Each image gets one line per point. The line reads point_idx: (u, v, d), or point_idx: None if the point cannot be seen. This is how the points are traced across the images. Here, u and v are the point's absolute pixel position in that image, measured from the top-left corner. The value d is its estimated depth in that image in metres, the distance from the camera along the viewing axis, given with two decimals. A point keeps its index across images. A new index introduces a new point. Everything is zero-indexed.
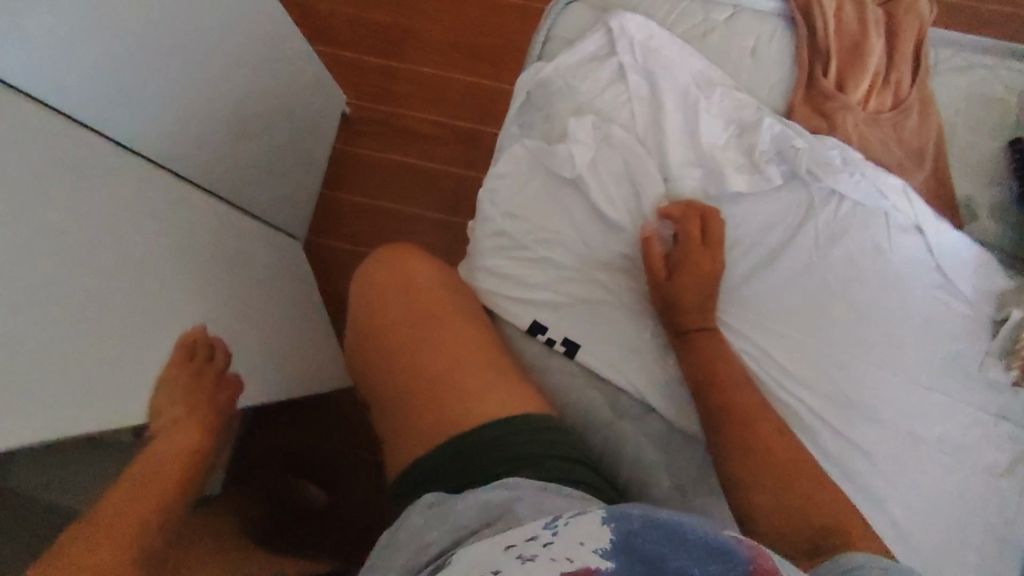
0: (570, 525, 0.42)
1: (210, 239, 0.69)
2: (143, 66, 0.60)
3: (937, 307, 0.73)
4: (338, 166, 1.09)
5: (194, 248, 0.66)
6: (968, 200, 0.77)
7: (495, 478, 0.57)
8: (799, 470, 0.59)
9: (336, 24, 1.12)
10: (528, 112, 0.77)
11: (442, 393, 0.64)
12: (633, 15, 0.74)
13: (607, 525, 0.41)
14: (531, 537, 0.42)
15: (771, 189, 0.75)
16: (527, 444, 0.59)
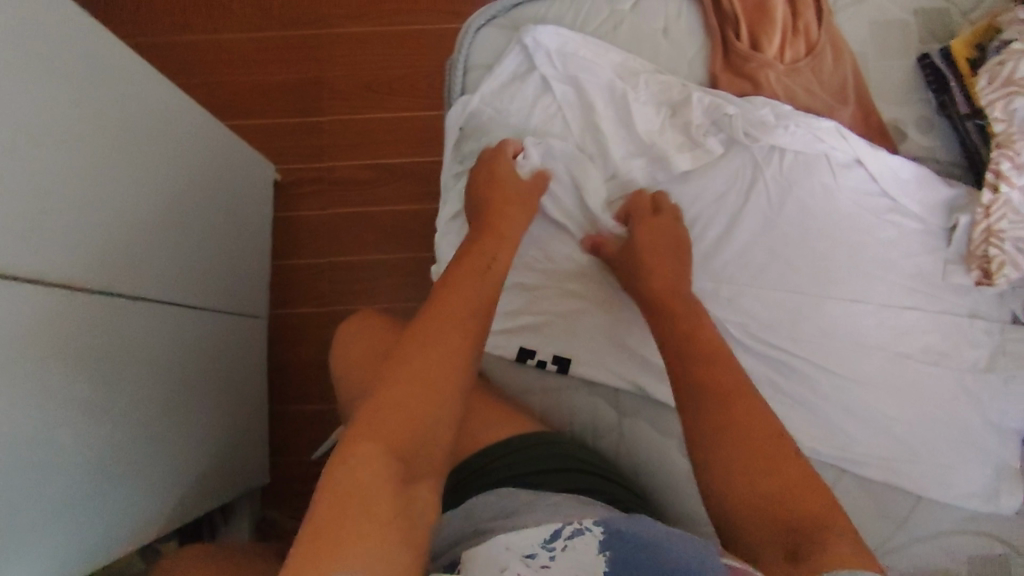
0: (567, 548, 0.45)
1: (155, 345, 0.73)
2: (97, 200, 0.64)
3: (892, 231, 0.76)
4: (290, 233, 1.22)
5: (138, 357, 0.69)
6: (895, 122, 0.79)
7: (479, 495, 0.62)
8: (780, 458, 0.51)
9: (248, 100, 1.24)
10: (465, 146, 0.77)
11: None
12: (543, 27, 0.76)
13: (602, 553, 0.45)
14: (531, 554, 0.45)
15: (714, 160, 0.75)
16: (509, 465, 0.64)
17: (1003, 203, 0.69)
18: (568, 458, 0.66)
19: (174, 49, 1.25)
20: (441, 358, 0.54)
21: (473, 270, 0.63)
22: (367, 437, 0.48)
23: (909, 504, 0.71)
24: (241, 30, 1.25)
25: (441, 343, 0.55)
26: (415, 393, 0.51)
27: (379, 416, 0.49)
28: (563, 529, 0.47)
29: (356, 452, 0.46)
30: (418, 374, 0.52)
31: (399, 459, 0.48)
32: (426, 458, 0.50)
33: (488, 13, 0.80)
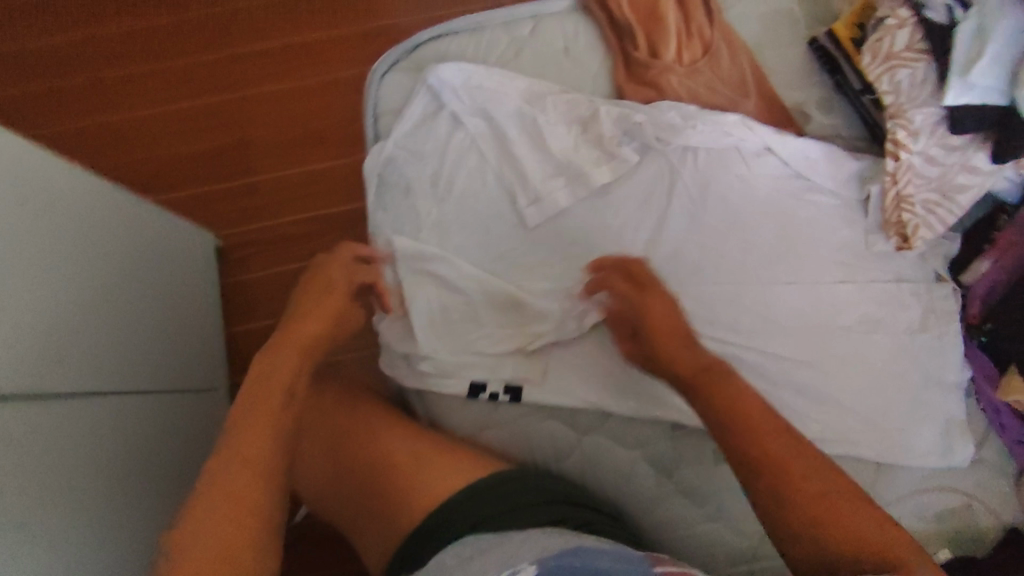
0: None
1: (78, 438, 0.73)
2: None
3: (812, 210, 0.78)
4: (239, 298, 1.20)
5: (61, 453, 0.69)
6: (798, 106, 0.81)
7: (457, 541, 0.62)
8: (822, 483, 0.54)
9: (178, 171, 1.23)
10: (387, 193, 0.76)
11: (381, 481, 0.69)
12: (445, 65, 0.77)
13: None
14: None
15: (631, 167, 0.76)
16: (486, 508, 0.64)
17: (906, 168, 0.73)
18: (535, 493, 0.66)
19: (92, 135, 1.23)
20: (272, 428, 0.57)
21: (291, 345, 0.63)
22: (195, 541, 0.50)
23: (869, 473, 0.73)
24: (159, 104, 1.25)
25: (269, 421, 0.57)
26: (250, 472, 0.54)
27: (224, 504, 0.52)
28: None
29: (202, 519, 0.51)
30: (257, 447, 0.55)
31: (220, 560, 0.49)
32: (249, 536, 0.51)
33: (391, 60, 0.81)
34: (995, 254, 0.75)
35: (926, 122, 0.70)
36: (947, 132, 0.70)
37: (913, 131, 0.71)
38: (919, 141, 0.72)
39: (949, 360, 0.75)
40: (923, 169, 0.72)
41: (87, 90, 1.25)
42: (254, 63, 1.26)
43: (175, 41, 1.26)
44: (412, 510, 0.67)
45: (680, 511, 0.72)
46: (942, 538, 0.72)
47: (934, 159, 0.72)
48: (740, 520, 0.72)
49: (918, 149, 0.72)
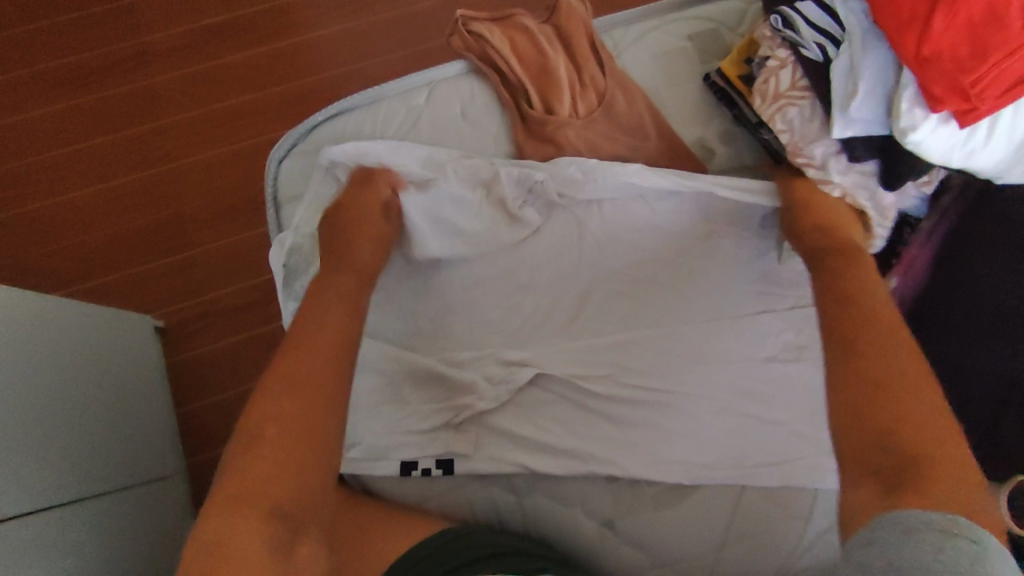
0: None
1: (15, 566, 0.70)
2: None
3: (725, 243, 0.78)
4: (182, 380, 1.18)
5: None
6: (699, 141, 0.82)
7: None
8: (921, 421, 0.52)
9: (104, 256, 1.20)
10: (296, 281, 0.77)
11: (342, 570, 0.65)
12: (336, 146, 0.77)
13: None
14: None
15: (536, 226, 0.78)
16: (436, 561, 0.64)
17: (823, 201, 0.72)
18: (483, 548, 0.65)
19: (8, 229, 1.19)
20: (279, 414, 0.60)
21: (311, 338, 0.66)
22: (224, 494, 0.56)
23: (810, 499, 0.73)
24: (76, 190, 1.21)
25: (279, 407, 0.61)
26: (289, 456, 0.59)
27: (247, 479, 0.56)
28: None
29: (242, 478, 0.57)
30: (291, 423, 0.60)
31: (268, 521, 0.54)
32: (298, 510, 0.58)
33: (288, 143, 0.81)
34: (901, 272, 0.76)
35: (828, 154, 0.70)
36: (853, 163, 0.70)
37: (820, 164, 0.71)
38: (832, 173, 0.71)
39: None
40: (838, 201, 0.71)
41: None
42: (172, 139, 1.23)
43: (86, 125, 1.23)
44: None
45: (628, 561, 0.72)
46: None
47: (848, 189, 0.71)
48: (689, 563, 0.72)
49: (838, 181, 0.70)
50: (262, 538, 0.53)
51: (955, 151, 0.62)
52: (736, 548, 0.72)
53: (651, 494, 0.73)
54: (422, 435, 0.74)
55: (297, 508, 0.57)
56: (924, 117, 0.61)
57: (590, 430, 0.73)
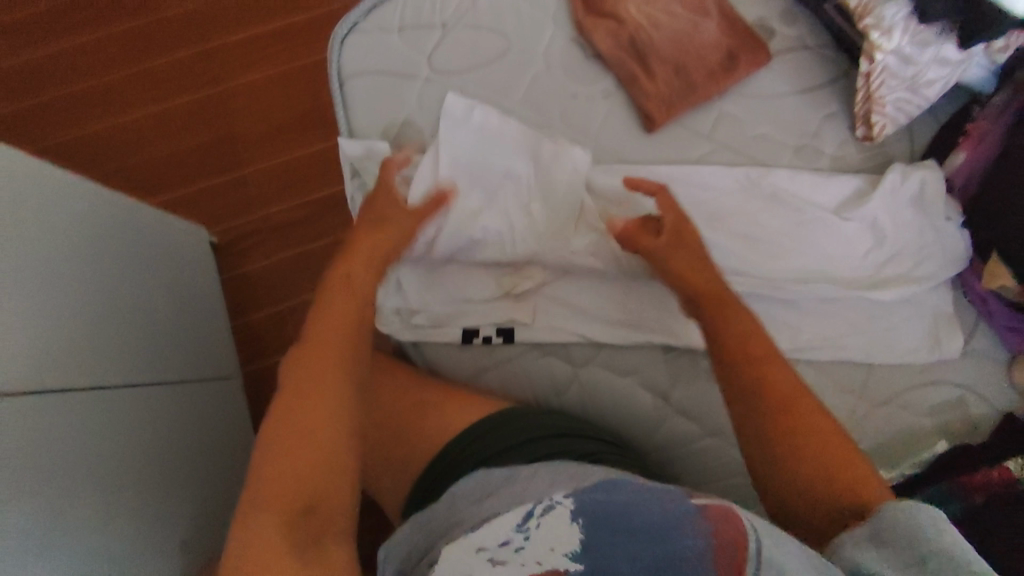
0: (541, 526, 0.51)
1: (110, 419, 0.75)
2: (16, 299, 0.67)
3: (785, 123, 0.78)
4: (237, 287, 1.21)
5: (96, 435, 0.72)
6: (760, 21, 0.80)
7: (480, 463, 0.66)
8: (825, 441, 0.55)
9: (163, 168, 1.23)
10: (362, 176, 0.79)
11: (406, 435, 0.71)
12: (344, 144, 0.77)
13: (576, 522, 0.50)
14: (504, 541, 0.50)
15: (595, 104, 0.78)
16: (508, 438, 0.67)
17: (882, 70, 0.70)
18: (538, 431, 0.68)
19: (71, 141, 1.23)
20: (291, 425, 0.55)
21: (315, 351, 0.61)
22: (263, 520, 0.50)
23: (863, 374, 0.74)
24: (136, 104, 1.24)
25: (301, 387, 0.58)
26: (311, 425, 0.55)
27: (289, 457, 0.53)
28: (533, 511, 0.52)
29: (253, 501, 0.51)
30: (308, 425, 0.55)
31: (303, 517, 0.51)
32: (328, 477, 0.54)
33: (349, 23, 0.82)
34: (969, 146, 0.73)
35: (899, 17, 0.67)
36: (920, 25, 0.67)
37: (887, 29, 0.67)
38: (894, 39, 0.68)
39: (937, 267, 0.73)
40: (900, 70, 0.70)
41: (61, 101, 1.24)
42: (225, 50, 1.25)
43: (146, 40, 1.26)
44: (419, 460, 0.70)
45: (684, 431, 0.74)
46: (940, 429, 0.73)
47: (908, 58, 0.69)
48: None
49: (893, 48, 0.68)
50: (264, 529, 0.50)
51: None
52: None
53: (705, 367, 0.74)
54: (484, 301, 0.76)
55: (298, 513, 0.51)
56: None
57: (646, 299, 0.75)
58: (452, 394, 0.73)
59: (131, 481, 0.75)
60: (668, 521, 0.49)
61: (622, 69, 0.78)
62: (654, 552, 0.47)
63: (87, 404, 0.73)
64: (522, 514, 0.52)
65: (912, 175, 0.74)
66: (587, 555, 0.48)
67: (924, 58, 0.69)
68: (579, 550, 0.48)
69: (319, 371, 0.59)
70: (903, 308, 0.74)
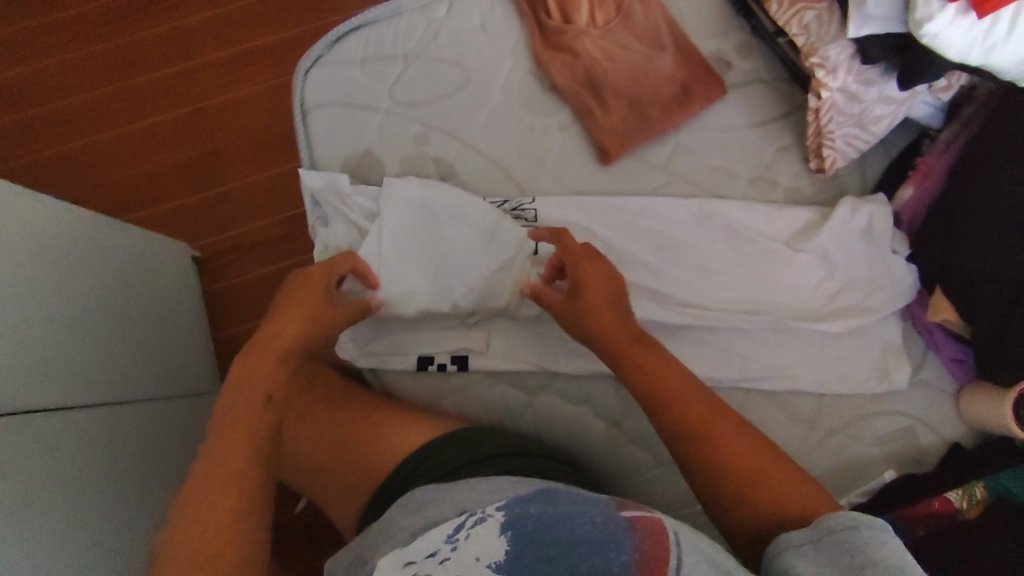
0: (469, 537, 0.51)
1: (87, 439, 0.76)
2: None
3: (740, 154, 0.79)
4: (214, 306, 1.22)
5: (74, 455, 0.73)
6: (716, 54, 0.82)
7: (433, 478, 0.65)
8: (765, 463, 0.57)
9: (143, 188, 1.25)
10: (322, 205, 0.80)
11: (358, 456, 0.71)
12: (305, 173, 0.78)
13: (504, 535, 0.50)
14: (430, 552, 0.51)
15: (553, 135, 0.80)
16: (457, 452, 0.67)
17: (829, 106, 0.72)
18: (487, 447, 0.68)
19: (54, 162, 1.25)
20: (230, 438, 0.59)
21: (265, 365, 0.65)
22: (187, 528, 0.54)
23: (812, 405, 0.75)
24: (118, 124, 1.26)
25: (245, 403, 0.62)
26: (225, 477, 0.56)
27: (203, 508, 0.54)
28: (463, 522, 0.52)
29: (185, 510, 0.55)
30: (223, 479, 0.56)
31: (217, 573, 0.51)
32: (239, 525, 0.54)
33: (314, 54, 0.83)
34: (916, 180, 0.74)
35: (842, 56, 0.68)
36: (864, 65, 0.69)
37: (831, 67, 0.69)
38: (838, 77, 0.70)
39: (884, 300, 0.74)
40: (847, 107, 0.71)
41: (44, 122, 1.26)
42: (204, 70, 1.27)
43: (128, 61, 1.28)
44: (370, 479, 0.70)
45: (636, 458, 0.75)
46: (890, 459, 0.73)
47: (854, 95, 0.71)
48: None
49: (839, 85, 0.70)
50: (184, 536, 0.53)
51: (974, 47, 0.58)
52: None
53: None
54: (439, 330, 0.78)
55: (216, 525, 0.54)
56: (940, 9, 0.57)
57: None
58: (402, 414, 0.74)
59: (109, 500, 0.76)
60: (601, 534, 0.50)
61: (579, 101, 0.79)
62: (584, 562, 0.48)
63: (67, 424, 0.75)
64: (452, 525, 0.52)
65: (860, 209, 0.75)
66: (512, 565, 0.49)
67: (868, 96, 0.70)
68: (504, 560, 0.49)
69: (235, 425, 0.60)
70: (853, 338, 0.75)
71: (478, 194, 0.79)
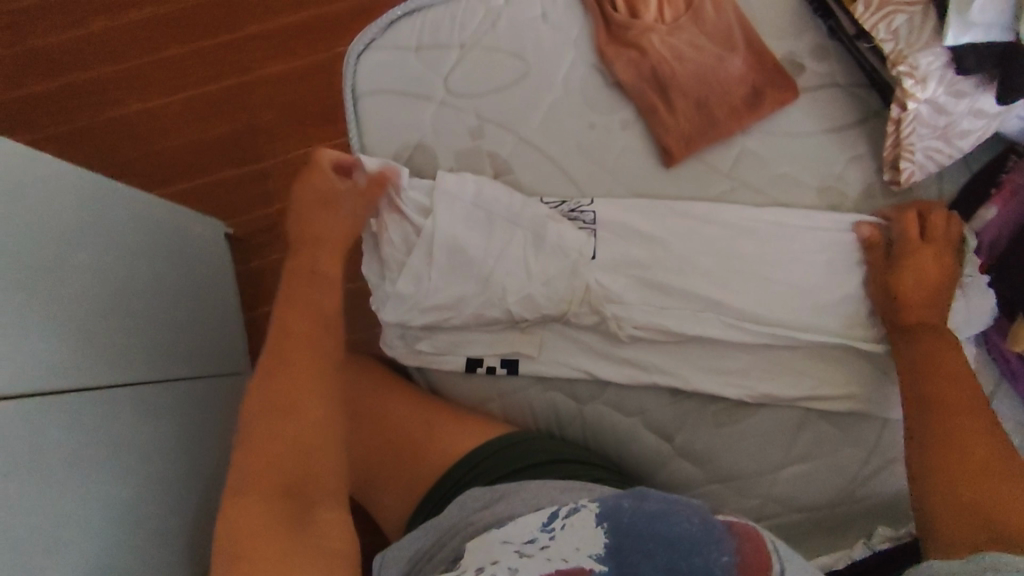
0: (565, 527, 0.52)
1: (111, 424, 0.76)
2: (27, 309, 0.69)
3: (808, 163, 0.75)
4: (251, 288, 1.22)
5: (97, 439, 0.73)
6: (790, 55, 0.78)
7: (489, 481, 0.65)
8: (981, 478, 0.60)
9: (180, 162, 1.23)
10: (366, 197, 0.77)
11: (403, 451, 0.71)
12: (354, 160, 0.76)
13: (601, 527, 0.50)
14: (530, 539, 0.52)
15: (613, 134, 0.77)
16: (511, 457, 0.67)
17: (913, 117, 0.67)
18: (540, 455, 0.67)
19: (92, 133, 1.24)
20: (279, 408, 0.61)
21: (296, 337, 0.66)
22: (250, 498, 0.57)
23: (874, 429, 0.72)
24: (156, 97, 1.24)
25: (289, 376, 0.63)
26: (285, 430, 0.60)
27: (266, 439, 0.60)
28: (557, 512, 0.53)
29: (244, 483, 0.57)
30: (280, 414, 0.61)
31: (282, 497, 0.57)
32: (296, 485, 0.59)
33: (366, 39, 0.81)
34: (1000, 201, 0.71)
35: (934, 66, 0.64)
36: (957, 76, 0.64)
37: (921, 77, 0.65)
38: (928, 88, 0.65)
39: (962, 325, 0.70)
40: (933, 119, 0.67)
41: (84, 90, 1.24)
42: (244, 46, 1.25)
43: (170, 32, 1.25)
44: (421, 478, 0.70)
45: (684, 473, 0.73)
46: None
47: (942, 108, 0.66)
48: (747, 480, 0.72)
49: (927, 97, 0.65)
50: (250, 505, 0.56)
51: None
52: (793, 470, 0.72)
53: (712, 410, 0.73)
54: (488, 334, 0.75)
55: (277, 497, 0.57)
56: None
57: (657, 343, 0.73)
58: (450, 412, 0.73)
59: (129, 486, 0.77)
60: (700, 534, 0.50)
61: (643, 100, 0.76)
62: (685, 560, 0.48)
63: (94, 407, 0.75)
64: (548, 516, 0.53)
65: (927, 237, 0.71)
66: (613, 556, 0.48)
67: (958, 108, 0.66)
68: (605, 552, 0.49)
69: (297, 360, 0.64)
70: None
71: (533, 193, 0.76)
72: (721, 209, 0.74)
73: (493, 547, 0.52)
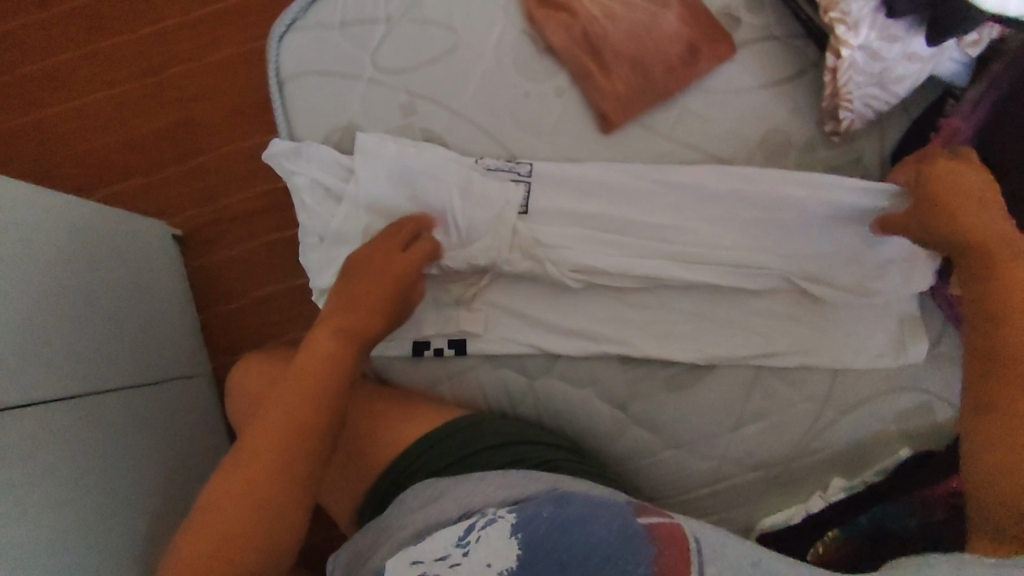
0: (480, 539, 0.51)
1: (52, 436, 0.74)
2: None
3: (748, 119, 0.74)
4: (201, 287, 1.18)
5: (38, 452, 0.71)
6: (725, 9, 0.76)
7: (433, 473, 0.64)
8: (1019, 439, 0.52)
9: (117, 162, 1.18)
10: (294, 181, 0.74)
11: (357, 452, 0.69)
12: (278, 142, 0.74)
13: (515, 538, 0.51)
14: (442, 556, 0.50)
15: (550, 102, 0.74)
16: (457, 445, 0.66)
17: (848, 65, 0.66)
18: (487, 438, 0.66)
19: (20, 136, 1.18)
20: (259, 450, 0.58)
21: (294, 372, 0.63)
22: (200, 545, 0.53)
23: (827, 382, 0.71)
24: (85, 95, 1.18)
25: (275, 416, 0.59)
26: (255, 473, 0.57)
27: (243, 471, 0.57)
28: (474, 523, 0.52)
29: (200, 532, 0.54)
30: (263, 449, 0.58)
31: (234, 543, 0.54)
32: (257, 532, 0.55)
33: (288, 19, 0.77)
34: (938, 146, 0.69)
35: (866, 11, 0.64)
36: (887, 21, 0.64)
37: (853, 22, 0.64)
38: (861, 33, 0.65)
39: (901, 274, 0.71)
40: (868, 66, 0.66)
41: (5, 93, 1.18)
42: (174, 35, 1.19)
43: (92, 26, 1.19)
44: (367, 471, 0.68)
45: (642, 441, 0.72)
46: (904, 436, 0.71)
47: (876, 54, 0.66)
48: (704, 444, 0.72)
49: (860, 42, 0.65)
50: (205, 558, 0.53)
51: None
52: (748, 430, 0.72)
53: (664, 376, 0.72)
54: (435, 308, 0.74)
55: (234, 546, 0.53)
56: None
57: (605, 312, 0.72)
58: (394, 401, 0.71)
59: (77, 499, 0.74)
60: (616, 542, 0.50)
61: (576, 64, 0.74)
62: (597, 572, 0.49)
63: (33, 421, 0.72)
64: (462, 528, 0.52)
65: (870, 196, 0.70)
66: (524, 569, 0.49)
67: (891, 53, 0.66)
68: (515, 566, 0.49)
69: (276, 402, 0.61)
70: (861, 313, 0.72)
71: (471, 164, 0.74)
72: (662, 171, 0.72)
73: (401, 567, 0.50)
